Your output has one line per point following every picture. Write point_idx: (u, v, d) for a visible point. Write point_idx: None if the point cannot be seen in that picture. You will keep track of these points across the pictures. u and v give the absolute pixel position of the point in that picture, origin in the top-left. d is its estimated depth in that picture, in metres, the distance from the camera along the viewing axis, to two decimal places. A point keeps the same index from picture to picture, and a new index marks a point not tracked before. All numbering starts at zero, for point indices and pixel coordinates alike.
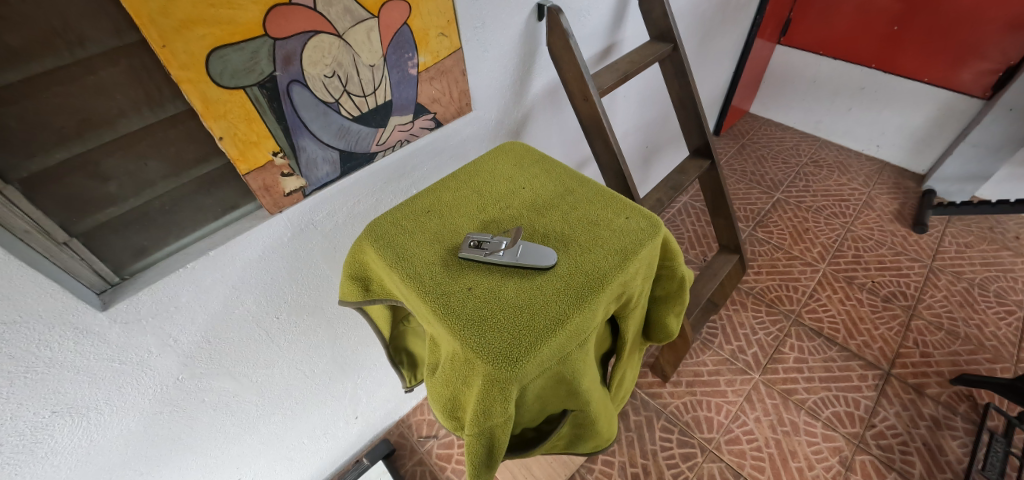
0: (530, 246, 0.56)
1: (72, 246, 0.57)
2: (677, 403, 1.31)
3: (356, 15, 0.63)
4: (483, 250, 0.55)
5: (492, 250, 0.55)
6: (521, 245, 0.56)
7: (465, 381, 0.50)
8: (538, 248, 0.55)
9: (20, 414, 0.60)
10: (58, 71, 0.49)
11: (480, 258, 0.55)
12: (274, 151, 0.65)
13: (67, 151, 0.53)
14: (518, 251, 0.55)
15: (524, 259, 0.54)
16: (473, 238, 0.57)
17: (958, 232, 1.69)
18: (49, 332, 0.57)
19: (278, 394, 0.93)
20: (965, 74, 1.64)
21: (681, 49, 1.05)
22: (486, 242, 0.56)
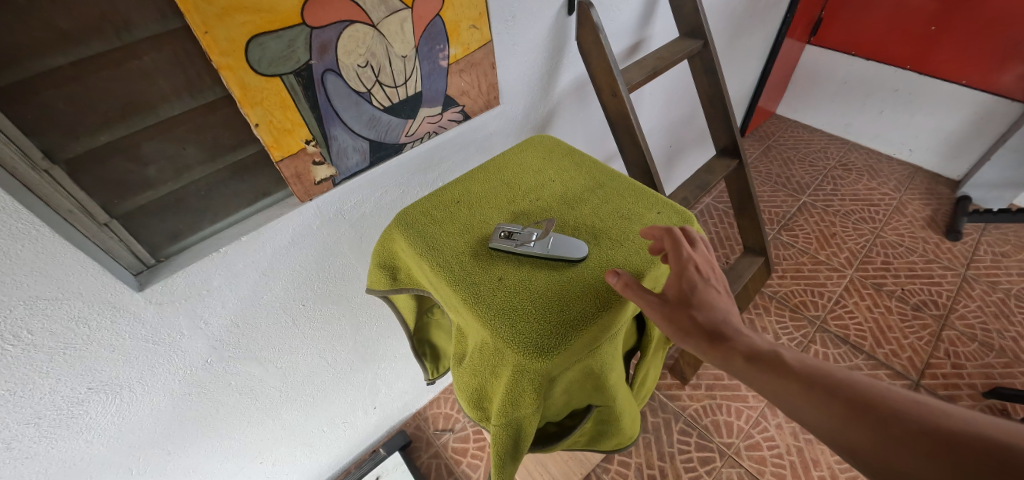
0: (565, 241, 0.55)
1: (113, 227, 0.58)
2: (696, 407, 1.29)
3: (390, 5, 0.63)
4: (514, 241, 0.55)
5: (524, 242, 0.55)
6: (553, 236, 0.55)
7: (494, 371, 0.50)
8: (570, 241, 0.55)
9: (58, 389, 0.62)
10: (105, 55, 0.51)
11: (511, 249, 0.55)
12: (307, 139, 0.66)
13: (111, 134, 0.55)
14: (549, 243, 0.55)
15: (555, 251, 0.54)
16: (503, 229, 0.57)
17: (994, 241, 1.64)
18: (88, 309, 0.58)
19: (302, 381, 0.94)
20: (1006, 77, 1.57)
21: (711, 46, 1.04)
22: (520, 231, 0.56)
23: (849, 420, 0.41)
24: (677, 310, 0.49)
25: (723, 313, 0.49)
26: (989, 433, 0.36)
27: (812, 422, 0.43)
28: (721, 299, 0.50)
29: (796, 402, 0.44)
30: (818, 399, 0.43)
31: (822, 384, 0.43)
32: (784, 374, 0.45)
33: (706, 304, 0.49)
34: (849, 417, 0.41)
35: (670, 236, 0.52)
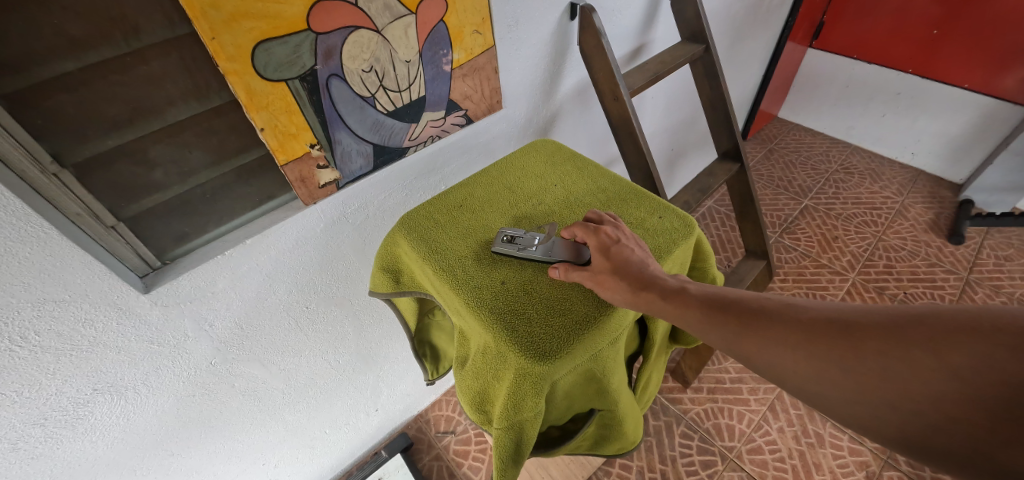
0: (568, 245, 0.56)
1: (119, 229, 0.59)
2: (698, 410, 1.29)
3: (394, 11, 0.64)
4: (516, 245, 0.56)
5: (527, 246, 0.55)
6: (554, 241, 0.57)
7: (496, 374, 0.51)
8: (571, 244, 0.56)
9: (64, 390, 0.63)
10: (114, 60, 0.51)
11: (513, 253, 0.55)
12: (311, 144, 0.66)
13: (119, 139, 0.56)
14: (551, 247, 0.56)
15: (556, 255, 0.55)
16: (505, 233, 0.57)
17: (997, 244, 1.63)
18: (94, 311, 0.59)
19: (305, 383, 0.95)
20: (1009, 80, 1.57)
21: (713, 51, 1.04)
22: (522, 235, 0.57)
23: (799, 351, 0.41)
24: (616, 281, 0.49)
25: (660, 276, 0.50)
26: (912, 317, 0.37)
27: (771, 366, 0.43)
28: (652, 265, 0.51)
29: (752, 350, 0.44)
30: (768, 343, 0.43)
31: (767, 323, 0.44)
32: (734, 325, 0.45)
33: (642, 271, 0.50)
34: (800, 348, 0.41)
35: (582, 224, 0.55)
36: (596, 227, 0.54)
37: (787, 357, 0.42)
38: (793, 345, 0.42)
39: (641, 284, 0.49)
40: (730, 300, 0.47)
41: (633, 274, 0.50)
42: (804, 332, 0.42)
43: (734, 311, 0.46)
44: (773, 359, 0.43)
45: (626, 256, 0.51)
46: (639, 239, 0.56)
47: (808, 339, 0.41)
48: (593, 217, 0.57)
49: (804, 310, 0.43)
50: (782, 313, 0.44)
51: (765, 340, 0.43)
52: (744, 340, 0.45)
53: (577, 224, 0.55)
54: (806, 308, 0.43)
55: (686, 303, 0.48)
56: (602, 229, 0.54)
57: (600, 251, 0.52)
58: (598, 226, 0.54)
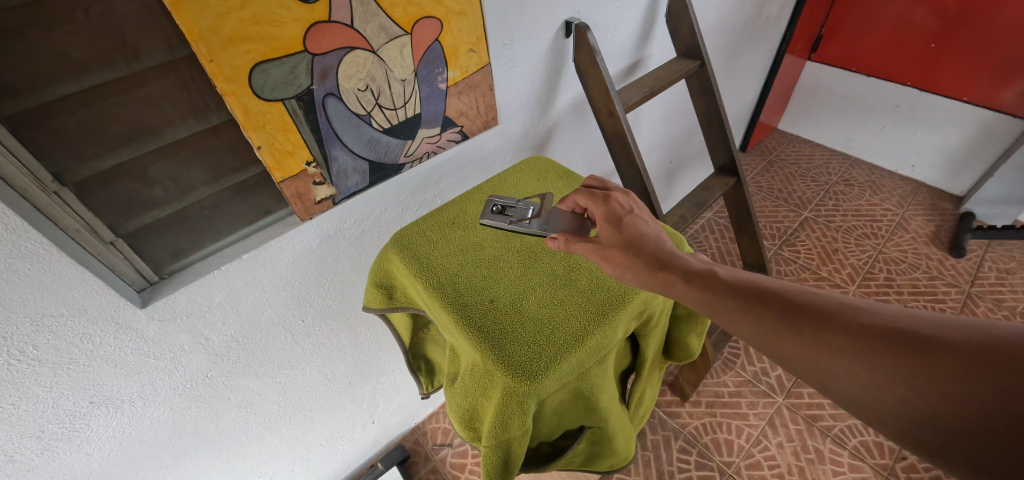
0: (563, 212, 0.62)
1: (118, 245, 0.60)
2: (697, 424, 1.28)
3: (390, 32, 0.65)
4: (508, 218, 0.64)
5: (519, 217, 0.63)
6: (544, 214, 0.62)
7: (484, 392, 0.51)
8: (559, 217, 0.61)
9: (61, 403, 0.63)
10: (114, 82, 0.53)
11: (505, 225, 0.63)
12: (307, 161, 0.67)
13: (119, 158, 0.57)
14: (540, 221, 0.61)
15: (544, 228, 0.60)
16: (498, 204, 0.66)
17: (998, 258, 1.62)
18: (92, 326, 0.60)
19: (300, 395, 0.95)
20: (1007, 93, 1.58)
21: (708, 66, 1.05)
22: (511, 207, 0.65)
23: (829, 345, 0.44)
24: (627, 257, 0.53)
25: (675, 255, 0.54)
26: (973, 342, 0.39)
27: (796, 357, 0.46)
28: (666, 241, 0.55)
29: (779, 342, 0.47)
30: (800, 335, 0.46)
31: (798, 315, 0.47)
32: (778, 320, 0.47)
33: (657, 249, 0.54)
34: (827, 345, 0.44)
35: (592, 193, 0.58)
36: (607, 196, 0.58)
37: (815, 350, 0.45)
38: (822, 337, 0.45)
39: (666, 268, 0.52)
40: (760, 289, 0.50)
41: (653, 256, 0.53)
42: (833, 326, 0.45)
43: (764, 300, 0.49)
44: (800, 351, 0.45)
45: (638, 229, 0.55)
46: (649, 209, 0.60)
47: (839, 335, 0.44)
48: (602, 187, 0.60)
49: (836, 306, 0.46)
50: (815, 306, 0.47)
51: (795, 333, 0.46)
52: (772, 330, 0.47)
53: (585, 193, 0.59)
54: (838, 304, 0.46)
55: (719, 292, 0.51)
56: (614, 198, 0.58)
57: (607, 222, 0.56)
58: (612, 195, 0.58)
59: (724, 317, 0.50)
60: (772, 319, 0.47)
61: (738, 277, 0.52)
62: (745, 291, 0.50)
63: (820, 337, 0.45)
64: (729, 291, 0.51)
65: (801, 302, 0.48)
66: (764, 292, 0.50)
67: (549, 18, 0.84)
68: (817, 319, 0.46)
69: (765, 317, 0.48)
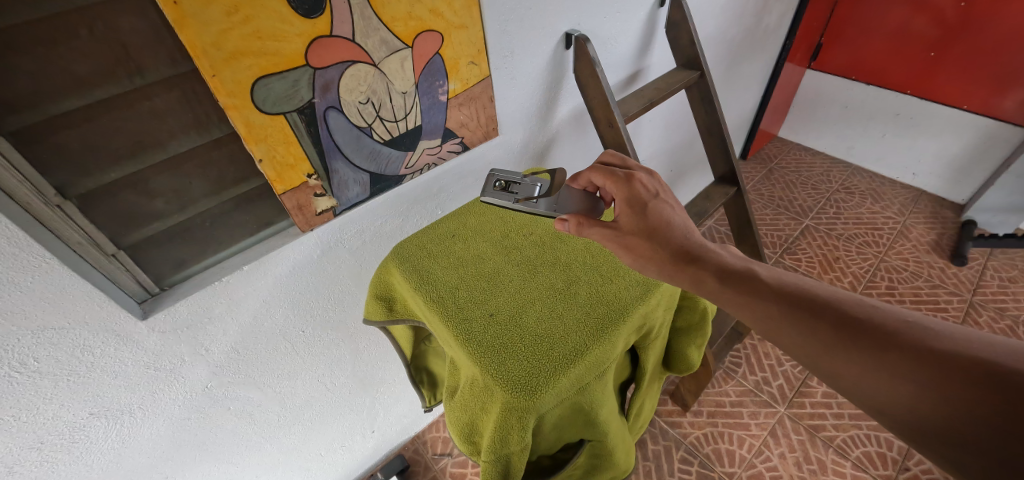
0: (573, 189, 0.66)
1: (120, 257, 0.60)
2: (698, 434, 1.27)
3: (391, 46, 0.66)
4: (515, 197, 0.65)
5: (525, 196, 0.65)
6: (553, 196, 0.64)
7: (482, 406, 0.51)
8: (568, 200, 0.64)
9: (61, 414, 0.63)
10: (118, 97, 0.53)
11: (511, 205, 0.65)
12: (309, 173, 0.68)
13: (121, 171, 0.57)
14: (551, 203, 0.64)
15: (557, 211, 0.63)
16: (500, 180, 0.67)
17: (1000, 266, 1.62)
18: (92, 338, 0.60)
19: (300, 405, 0.95)
20: (1007, 102, 1.58)
21: (708, 77, 1.06)
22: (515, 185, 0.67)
23: (886, 367, 0.40)
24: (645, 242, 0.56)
25: (706, 248, 0.55)
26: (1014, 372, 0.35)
27: (846, 375, 0.42)
28: (692, 231, 0.56)
29: (826, 358, 0.43)
30: (851, 353, 0.42)
31: (850, 330, 0.43)
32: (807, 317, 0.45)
33: (682, 238, 0.56)
34: (855, 353, 0.42)
35: (613, 174, 0.61)
36: (629, 177, 0.60)
37: (866, 369, 0.41)
38: (877, 357, 0.41)
39: (696, 264, 0.53)
40: (811, 298, 0.47)
41: (679, 247, 0.55)
42: (891, 346, 0.41)
43: (813, 311, 0.45)
44: (850, 369, 0.42)
45: (660, 213, 0.57)
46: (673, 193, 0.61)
47: (898, 357, 0.40)
48: (624, 169, 0.63)
49: (900, 325, 0.42)
50: (873, 322, 0.43)
51: (846, 350, 0.42)
52: (818, 344, 0.44)
53: (605, 172, 0.62)
54: (903, 324, 0.42)
55: (760, 299, 0.48)
56: (636, 179, 0.60)
57: (627, 203, 0.58)
58: (635, 176, 0.60)
59: (765, 326, 0.48)
60: (820, 332, 0.44)
61: (783, 281, 0.49)
62: (793, 300, 0.47)
63: (875, 357, 0.41)
64: (774, 299, 0.48)
65: (856, 316, 0.44)
66: (815, 302, 0.46)
67: (550, 30, 0.85)
68: (872, 336, 0.42)
69: (811, 329, 0.45)
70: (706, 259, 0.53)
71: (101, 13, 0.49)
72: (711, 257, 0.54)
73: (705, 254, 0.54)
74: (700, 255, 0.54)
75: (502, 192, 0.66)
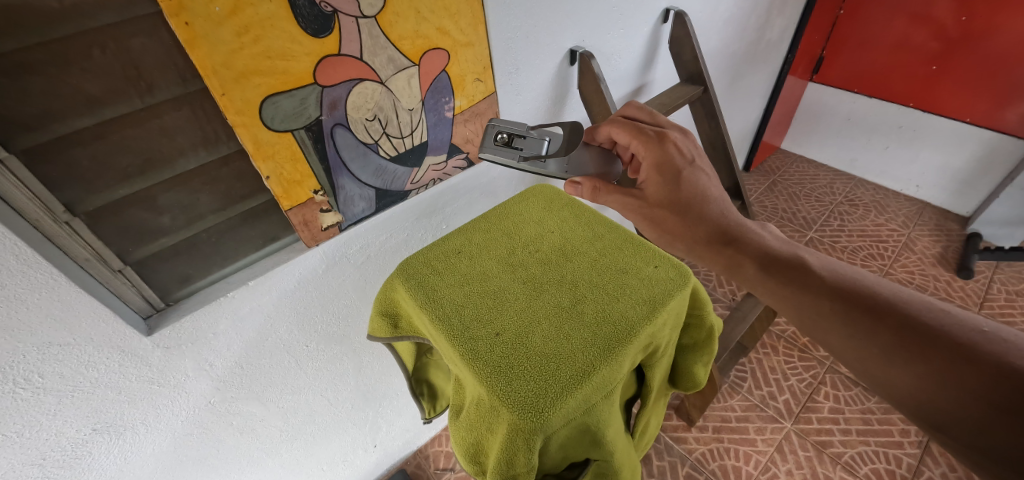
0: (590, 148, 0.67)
1: (126, 272, 0.60)
2: (704, 450, 1.25)
3: (398, 64, 0.66)
4: (521, 156, 0.62)
5: (533, 153, 0.62)
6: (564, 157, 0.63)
7: (489, 426, 0.51)
8: (579, 160, 0.64)
9: (63, 431, 0.63)
10: (128, 115, 0.54)
11: (515, 164, 0.62)
12: (315, 190, 0.68)
13: (130, 187, 0.58)
14: (564, 165, 0.63)
15: (570, 173, 0.64)
16: (501, 133, 0.63)
17: (1007, 279, 1.61)
18: (97, 353, 0.59)
19: (303, 420, 0.94)
20: (1010, 115, 1.58)
21: (711, 92, 1.07)
22: (519, 139, 0.63)
23: (950, 378, 0.41)
24: (669, 212, 0.60)
25: (746, 230, 0.58)
26: None
27: (899, 380, 0.44)
28: (727, 205, 0.60)
29: (880, 360, 0.45)
30: (911, 358, 0.43)
31: (912, 334, 0.44)
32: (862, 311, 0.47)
33: (719, 215, 0.59)
34: (902, 351, 0.44)
35: (642, 131, 0.64)
36: (662, 136, 0.63)
37: (913, 370, 0.43)
38: (938, 366, 0.42)
39: (735, 248, 0.57)
40: (870, 297, 0.48)
41: (711, 223, 0.59)
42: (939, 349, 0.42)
43: (868, 307, 0.47)
44: (905, 376, 0.43)
45: (692, 182, 0.60)
46: (706, 155, 0.63)
47: (964, 368, 0.41)
48: (655, 127, 0.65)
49: (971, 334, 0.42)
50: (938, 328, 0.44)
51: (904, 355, 0.44)
52: (874, 346, 0.45)
53: (632, 130, 0.64)
54: (974, 332, 0.43)
55: (812, 294, 0.50)
56: (670, 140, 0.62)
57: (656, 168, 0.61)
58: (667, 136, 0.62)
59: (814, 320, 0.50)
60: (877, 335, 0.46)
61: (840, 273, 0.51)
62: (851, 299, 0.48)
63: (938, 366, 0.42)
64: (829, 296, 0.49)
65: (920, 320, 0.45)
66: (874, 302, 0.47)
67: (555, 46, 0.85)
68: (935, 343, 0.43)
69: (868, 331, 0.46)
70: (749, 244, 0.56)
71: (114, 34, 0.49)
72: (754, 241, 0.57)
73: (748, 239, 0.57)
74: (742, 238, 0.57)
75: (506, 149, 0.63)
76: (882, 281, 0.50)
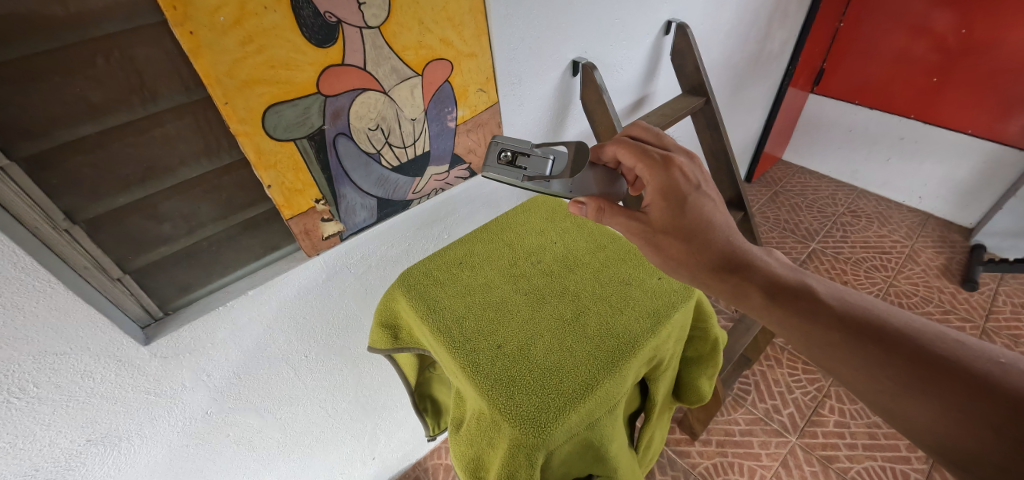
0: (597, 169, 0.65)
1: (125, 281, 0.60)
2: (707, 465, 1.23)
3: (401, 74, 0.67)
4: (523, 176, 0.63)
5: (538, 173, 0.63)
6: (570, 180, 0.63)
7: (490, 442, 0.50)
8: (585, 181, 0.64)
9: (57, 441, 0.62)
10: (131, 124, 0.54)
11: (518, 184, 0.64)
12: (317, 199, 0.68)
13: (131, 195, 0.57)
14: (569, 186, 0.63)
15: (575, 194, 0.64)
16: (505, 150, 0.64)
17: (1012, 291, 1.60)
18: (94, 363, 0.59)
19: (300, 431, 0.93)
20: (1012, 126, 1.58)
21: (712, 103, 1.07)
22: (524, 157, 0.64)
23: (967, 414, 0.39)
24: (673, 238, 0.56)
25: (752, 258, 0.54)
26: None
27: (914, 416, 0.42)
28: (733, 232, 0.56)
29: (894, 396, 0.42)
30: (926, 392, 0.41)
31: (927, 367, 0.42)
32: (873, 343, 0.45)
33: (724, 242, 0.56)
34: (916, 385, 0.42)
35: (648, 154, 0.61)
36: (668, 160, 0.60)
37: (926, 403, 0.41)
38: (954, 401, 0.40)
39: (741, 275, 0.53)
40: (881, 327, 0.45)
41: (717, 250, 0.55)
42: (953, 381, 0.40)
43: (880, 339, 0.44)
44: (920, 409, 0.41)
45: (697, 207, 0.57)
46: (713, 181, 0.60)
47: (981, 403, 0.39)
48: (661, 150, 0.62)
49: (988, 366, 0.40)
50: (954, 359, 0.41)
51: (919, 388, 0.41)
52: (888, 380, 0.43)
53: (638, 152, 0.62)
54: (992, 364, 0.40)
55: (822, 327, 0.47)
56: (675, 164, 0.59)
57: (661, 193, 0.58)
58: (673, 160, 0.59)
59: (825, 354, 0.47)
60: (891, 368, 0.43)
61: (848, 301, 0.48)
62: (861, 329, 0.46)
63: (955, 402, 0.40)
64: (839, 328, 0.47)
65: (933, 351, 0.42)
66: (886, 332, 0.45)
67: (558, 57, 0.86)
68: (952, 377, 0.40)
69: (881, 363, 0.44)
70: (754, 271, 0.53)
71: (119, 43, 0.50)
72: (761, 268, 0.54)
73: (755, 265, 0.54)
74: (748, 264, 0.54)
75: (509, 168, 0.64)
76: (892, 308, 0.47)
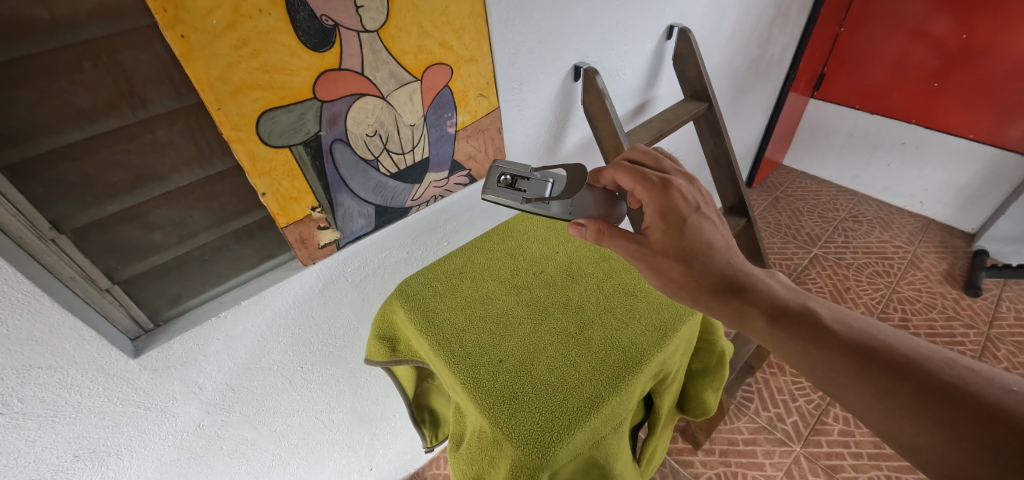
0: (596, 190, 0.64)
1: (114, 292, 0.58)
2: (711, 474, 1.21)
3: (399, 79, 0.65)
4: (522, 197, 0.62)
5: (537, 195, 0.62)
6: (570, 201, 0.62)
7: (491, 461, 0.48)
8: (586, 202, 0.62)
9: (43, 457, 0.59)
10: (120, 130, 0.52)
11: (517, 205, 0.61)
12: (313, 206, 0.66)
13: (120, 204, 0.56)
14: (569, 208, 0.62)
15: (576, 215, 0.62)
16: (505, 174, 0.64)
17: (1015, 297, 1.59)
18: (81, 377, 0.57)
19: (295, 444, 0.90)
20: (1013, 131, 1.58)
21: (715, 108, 1.06)
22: (523, 181, 0.64)
23: (979, 445, 0.37)
24: (673, 260, 0.54)
25: (755, 280, 0.52)
26: None
27: (925, 447, 0.40)
28: (734, 254, 0.54)
29: (904, 424, 0.41)
30: (937, 421, 0.39)
31: (936, 396, 0.40)
32: (880, 370, 0.43)
33: (726, 265, 0.53)
34: (926, 414, 0.40)
35: (646, 178, 0.58)
36: (666, 182, 0.57)
37: (937, 432, 0.39)
38: (964, 431, 0.38)
39: (743, 299, 0.51)
40: (888, 353, 0.44)
41: (716, 271, 0.53)
42: (963, 410, 0.39)
43: (887, 367, 0.43)
44: (930, 438, 0.39)
45: (697, 230, 0.54)
46: (715, 203, 0.58)
47: (995, 434, 0.37)
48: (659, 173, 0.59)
49: (999, 394, 0.39)
50: (964, 387, 0.40)
51: (930, 417, 0.40)
52: (896, 409, 0.41)
53: (635, 175, 0.59)
54: (1003, 392, 0.39)
55: (827, 351, 0.46)
56: (673, 185, 0.56)
57: (660, 214, 0.55)
58: (672, 182, 0.57)
59: (831, 380, 0.45)
60: (899, 397, 0.41)
61: (854, 326, 0.47)
62: (867, 355, 0.44)
63: (966, 432, 0.38)
64: (845, 354, 0.45)
65: (941, 379, 0.41)
66: (892, 360, 0.43)
67: (559, 62, 0.84)
68: (961, 406, 0.39)
69: (889, 390, 0.42)
70: (757, 294, 0.51)
71: (107, 47, 0.48)
72: (763, 291, 0.52)
73: (758, 289, 0.52)
74: (750, 288, 0.52)
75: (508, 191, 0.62)
76: (898, 333, 0.46)
